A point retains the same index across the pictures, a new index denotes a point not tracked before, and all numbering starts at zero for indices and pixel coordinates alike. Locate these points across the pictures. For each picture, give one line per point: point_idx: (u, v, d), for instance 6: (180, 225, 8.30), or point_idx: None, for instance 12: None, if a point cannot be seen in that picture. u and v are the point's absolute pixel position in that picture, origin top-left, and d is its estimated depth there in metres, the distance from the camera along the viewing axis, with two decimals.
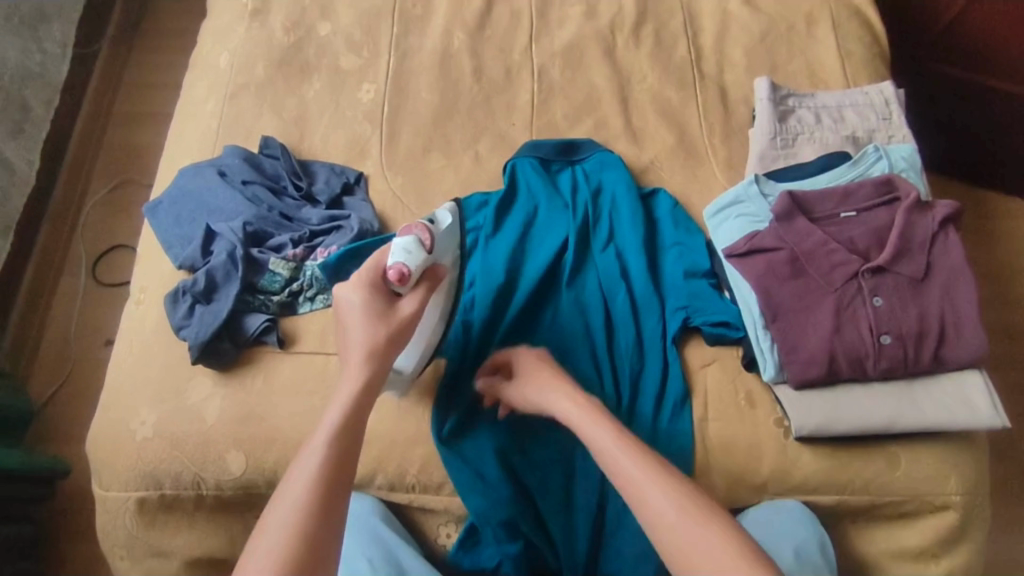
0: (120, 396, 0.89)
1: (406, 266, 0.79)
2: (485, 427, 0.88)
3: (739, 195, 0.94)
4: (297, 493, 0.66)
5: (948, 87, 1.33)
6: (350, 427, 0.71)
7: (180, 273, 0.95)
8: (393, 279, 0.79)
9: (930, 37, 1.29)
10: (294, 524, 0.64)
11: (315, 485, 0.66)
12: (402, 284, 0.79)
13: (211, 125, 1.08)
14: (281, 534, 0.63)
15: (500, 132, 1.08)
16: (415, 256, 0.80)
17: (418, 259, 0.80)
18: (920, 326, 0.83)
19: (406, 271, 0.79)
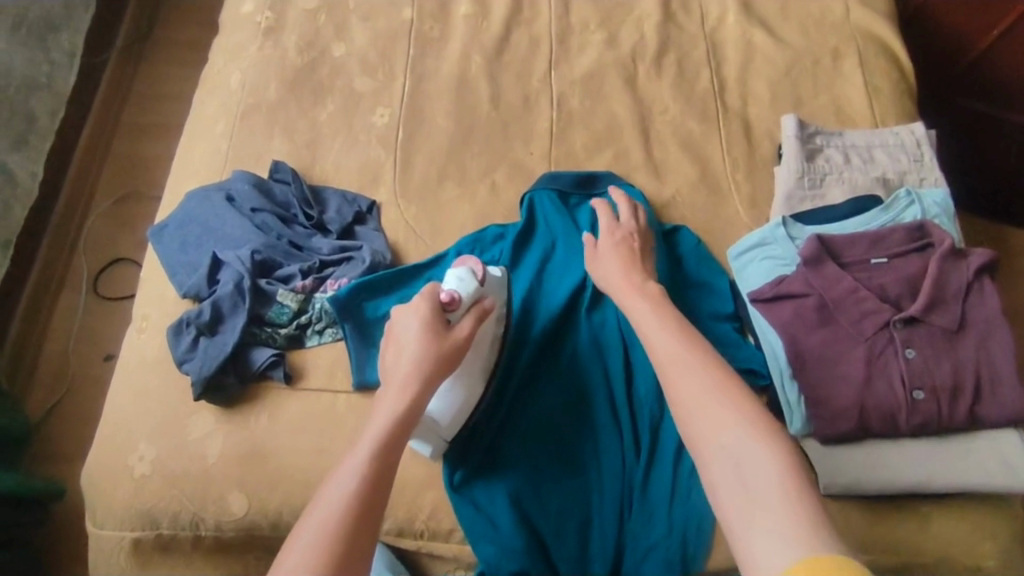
0: (118, 430, 0.86)
1: (458, 294, 0.82)
2: (499, 472, 0.84)
3: (766, 237, 0.91)
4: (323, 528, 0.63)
5: (975, 123, 1.31)
6: (381, 462, 0.69)
7: (185, 301, 0.91)
8: (445, 302, 0.81)
9: (959, 68, 1.27)
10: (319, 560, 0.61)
11: (342, 521, 0.64)
12: (453, 309, 0.81)
13: (220, 147, 1.05)
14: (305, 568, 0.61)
15: (517, 161, 1.05)
16: (467, 285, 0.83)
17: (470, 288, 0.83)
18: (954, 381, 0.80)
19: (456, 297, 0.81)
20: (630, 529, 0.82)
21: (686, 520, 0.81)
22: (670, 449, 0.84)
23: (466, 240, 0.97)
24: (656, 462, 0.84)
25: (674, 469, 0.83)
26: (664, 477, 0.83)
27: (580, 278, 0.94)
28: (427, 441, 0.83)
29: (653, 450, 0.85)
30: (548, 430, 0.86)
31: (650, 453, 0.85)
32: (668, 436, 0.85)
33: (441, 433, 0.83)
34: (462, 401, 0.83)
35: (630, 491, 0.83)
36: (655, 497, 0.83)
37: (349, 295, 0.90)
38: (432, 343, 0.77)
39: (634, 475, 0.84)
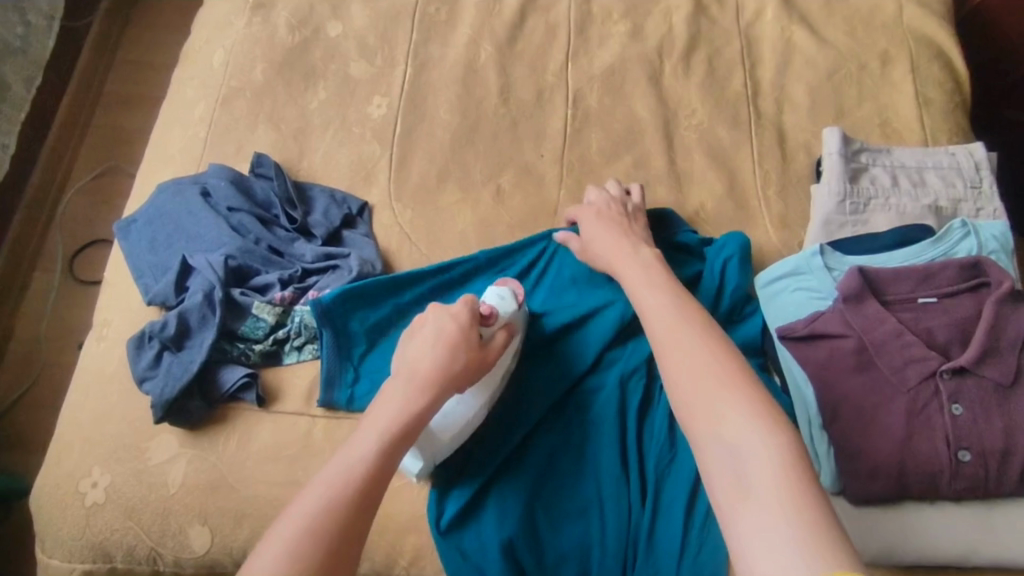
0: (72, 450, 0.77)
1: (497, 310, 0.78)
2: (490, 513, 0.75)
3: (800, 266, 0.82)
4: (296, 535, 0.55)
5: None
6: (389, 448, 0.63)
7: (151, 309, 0.82)
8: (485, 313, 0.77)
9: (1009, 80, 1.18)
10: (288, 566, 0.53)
11: (333, 515, 0.57)
12: (490, 323, 0.77)
13: (198, 134, 0.95)
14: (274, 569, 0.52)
15: (526, 164, 0.95)
16: (508, 305, 0.79)
17: (510, 309, 0.79)
18: (1006, 443, 0.70)
19: (495, 313, 0.77)
20: None
21: None
22: (681, 498, 0.75)
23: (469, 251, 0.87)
24: (665, 512, 0.75)
25: (686, 522, 0.74)
26: (672, 528, 0.73)
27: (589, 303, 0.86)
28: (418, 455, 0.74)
29: (662, 498, 0.75)
30: (546, 469, 0.78)
31: (656, 501, 0.75)
32: (678, 484, 0.76)
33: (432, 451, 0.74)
34: (469, 423, 0.75)
35: (633, 543, 0.74)
36: (661, 554, 0.73)
37: (336, 299, 0.80)
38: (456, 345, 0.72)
39: (638, 524, 0.75)
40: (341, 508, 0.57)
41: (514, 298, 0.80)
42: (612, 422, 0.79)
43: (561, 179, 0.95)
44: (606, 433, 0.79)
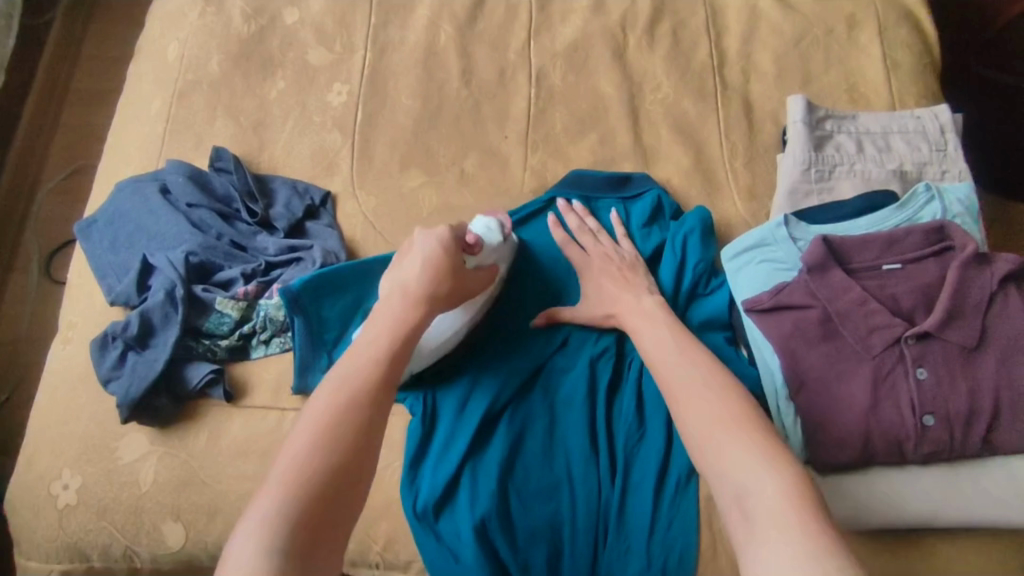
0: (42, 453, 0.77)
1: (482, 239, 0.81)
2: (464, 495, 0.76)
3: (765, 238, 0.81)
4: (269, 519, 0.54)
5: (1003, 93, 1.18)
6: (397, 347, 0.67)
7: (115, 309, 0.82)
8: (470, 242, 0.79)
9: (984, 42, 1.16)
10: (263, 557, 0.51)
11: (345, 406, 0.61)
12: (474, 251, 0.79)
13: (156, 130, 0.94)
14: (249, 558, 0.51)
15: (490, 146, 0.94)
16: (494, 235, 0.82)
17: (495, 239, 0.82)
18: (970, 406, 0.71)
19: (481, 242, 0.80)
20: (604, 562, 0.74)
21: (666, 551, 0.74)
22: (650, 474, 0.76)
23: None
24: (634, 488, 0.76)
25: (655, 497, 0.75)
26: (641, 504, 0.75)
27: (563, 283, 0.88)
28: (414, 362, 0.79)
29: (631, 475, 0.77)
30: (517, 450, 0.78)
31: (626, 478, 0.76)
32: (646, 462, 0.77)
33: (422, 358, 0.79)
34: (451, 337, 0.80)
35: (605, 520, 0.75)
36: (633, 528, 0.74)
37: (303, 288, 0.79)
38: (441, 272, 0.73)
39: (608, 501, 0.75)
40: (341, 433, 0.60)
41: (501, 229, 0.83)
42: (580, 402, 0.80)
43: (527, 160, 0.94)
44: (574, 414, 0.79)
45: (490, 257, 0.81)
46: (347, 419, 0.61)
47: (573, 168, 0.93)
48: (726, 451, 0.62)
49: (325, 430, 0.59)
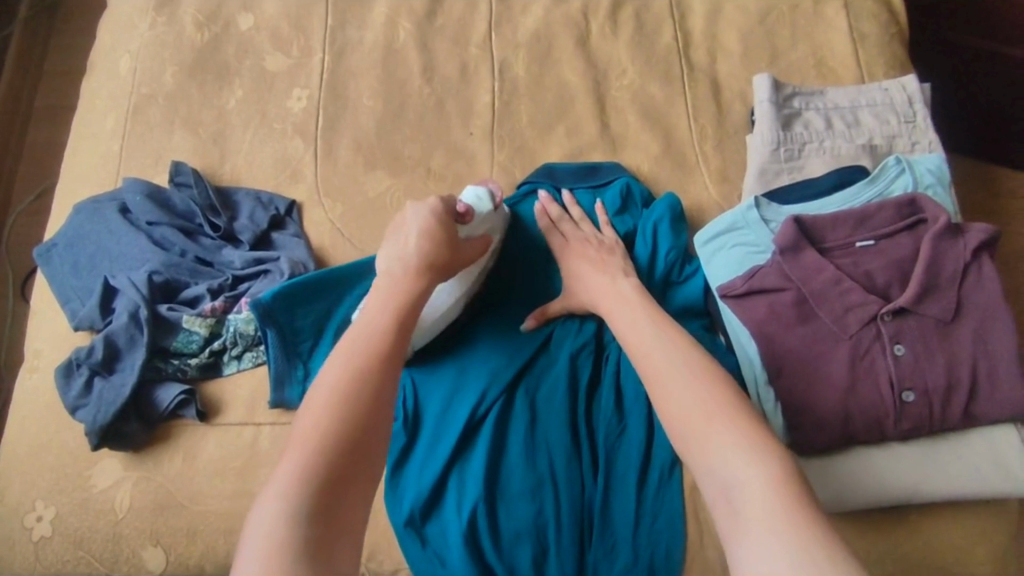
0: (14, 484, 0.76)
1: (473, 209, 0.80)
2: (449, 499, 0.75)
3: (736, 221, 0.79)
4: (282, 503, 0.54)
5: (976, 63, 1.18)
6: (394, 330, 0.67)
7: (80, 334, 0.80)
8: (461, 212, 0.79)
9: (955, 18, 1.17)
10: (277, 543, 0.52)
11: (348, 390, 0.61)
12: (466, 220, 0.79)
13: (112, 148, 0.92)
14: (264, 543, 0.52)
15: (456, 143, 0.92)
16: (484, 204, 0.81)
17: (487, 208, 0.81)
18: (948, 379, 0.71)
19: (472, 210, 0.79)
20: (591, 559, 0.73)
21: (652, 545, 0.74)
22: (633, 468, 0.76)
23: None
24: (617, 483, 0.76)
25: (638, 492, 0.75)
26: (624, 499, 0.75)
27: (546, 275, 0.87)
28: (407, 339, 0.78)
29: (614, 470, 0.76)
30: (501, 451, 0.77)
31: (608, 473, 0.76)
32: (628, 456, 0.76)
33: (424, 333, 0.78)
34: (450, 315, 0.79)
35: (590, 516, 0.75)
36: (617, 522, 0.74)
37: (274, 300, 0.78)
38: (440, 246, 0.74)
39: (592, 497, 0.75)
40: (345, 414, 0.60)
41: (491, 198, 0.82)
42: (560, 400, 0.79)
43: (494, 156, 0.92)
44: (554, 411, 0.78)
45: (483, 225, 0.81)
46: (352, 404, 0.60)
47: (540, 163, 0.92)
48: (702, 442, 0.61)
49: (333, 412, 0.60)
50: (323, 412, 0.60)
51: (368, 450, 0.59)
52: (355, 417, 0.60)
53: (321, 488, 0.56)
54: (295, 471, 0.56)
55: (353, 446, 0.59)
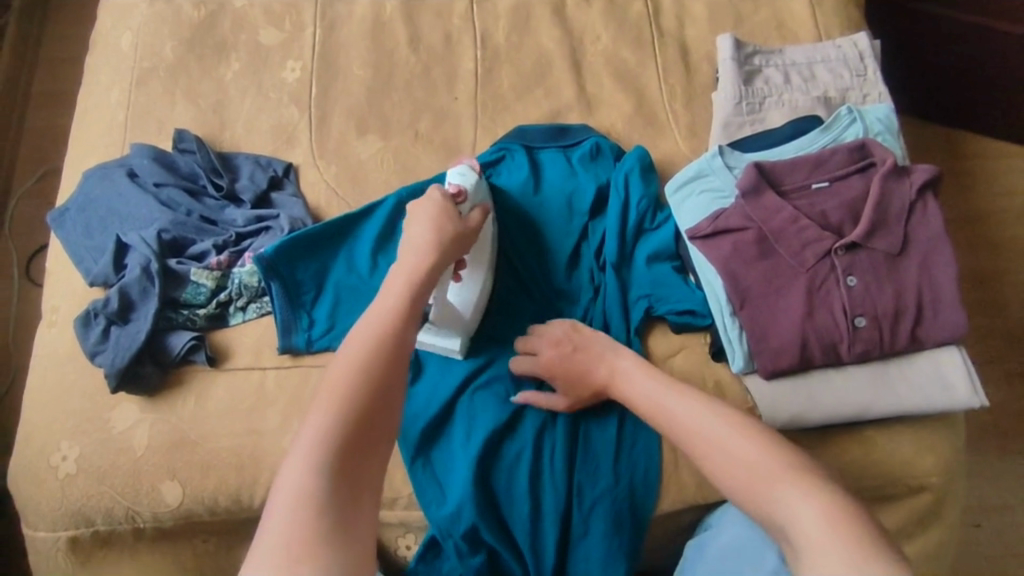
0: (40, 429, 0.82)
1: (464, 187, 0.82)
2: (456, 431, 0.83)
3: (702, 169, 0.86)
4: (309, 465, 0.57)
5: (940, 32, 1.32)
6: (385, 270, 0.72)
7: (94, 289, 0.86)
8: (455, 195, 0.81)
9: None
10: (306, 503, 0.55)
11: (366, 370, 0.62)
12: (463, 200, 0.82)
13: (118, 120, 0.97)
14: (292, 502, 0.55)
15: (442, 108, 0.98)
16: (470, 177, 0.83)
17: (473, 181, 0.83)
18: (896, 305, 0.78)
19: (463, 189, 0.82)
20: (577, 480, 0.81)
21: (631, 467, 0.82)
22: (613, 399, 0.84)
23: (406, 190, 0.89)
24: (601, 412, 0.84)
25: (619, 419, 0.83)
26: (606, 426, 0.83)
27: (526, 228, 0.90)
28: (451, 334, 0.83)
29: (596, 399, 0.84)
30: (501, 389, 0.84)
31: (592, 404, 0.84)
32: None
33: (464, 322, 0.83)
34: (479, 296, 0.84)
35: (576, 443, 0.82)
36: (600, 447, 0.82)
37: (276, 254, 0.84)
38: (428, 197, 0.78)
39: (579, 426, 0.83)
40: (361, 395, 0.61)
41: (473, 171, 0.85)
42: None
43: (477, 119, 0.98)
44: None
45: (478, 199, 0.84)
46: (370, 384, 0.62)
47: (516, 124, 0.97)
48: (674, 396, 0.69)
49: (355, 378, 0.62)
50: (347, 378, 0.61)
51: (386, 422, 0.62)
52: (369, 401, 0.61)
53: (347, 454, 0.59)
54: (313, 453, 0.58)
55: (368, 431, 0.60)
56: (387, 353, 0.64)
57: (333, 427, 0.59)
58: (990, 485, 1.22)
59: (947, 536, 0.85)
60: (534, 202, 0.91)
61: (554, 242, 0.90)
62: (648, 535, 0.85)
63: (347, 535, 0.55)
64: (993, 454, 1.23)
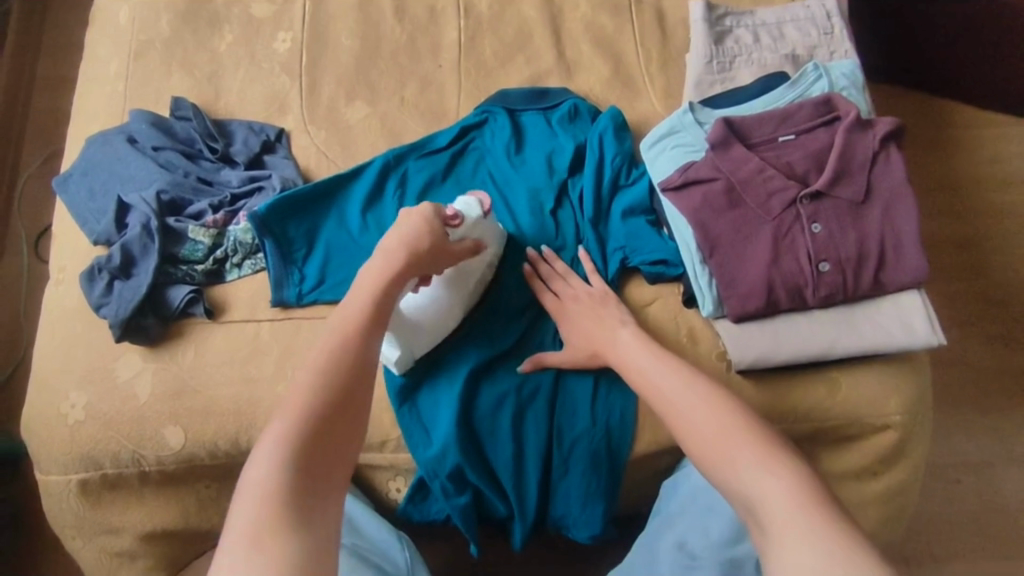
0: (51, 378, 0.87)
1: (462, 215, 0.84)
2: (443, 379, 0.86)
3: (674, 125, 0.90)
4: (274, 457, 0.60)
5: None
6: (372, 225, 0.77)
7: (98, 248, 0.91)
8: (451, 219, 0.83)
9: None
10: (268, 493, 0.58)
11: (334, 361, 0.67)
12: (455, 226, 0.83)
13: (118, 90, 1.01)
14: (254, 498, 0.57)
15: (427, 74, 1.02)
16: (472, 210, 0.86)
17: (476, 213, 0.86)
18: (859, 251, 0.81)
19: (461, 217, 0.84)
20: (557, 424, 0.85)
21: (608, 411, 0.85)
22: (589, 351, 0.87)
23: (394, 152, 0.94)
24: None
25: None
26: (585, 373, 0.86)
27: (507, 187, 0.95)
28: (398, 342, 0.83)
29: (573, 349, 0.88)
30: (487, 339, 0.88)
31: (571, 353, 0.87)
32: None
33: (411, 335, 0.84)
34: (437, 322, 0.85)
35: (556, 390, 0.86)
36: (579, 393, 0.86)
37: (268, 212, 0.89)
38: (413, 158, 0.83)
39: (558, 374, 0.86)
40: (329, 385, 0.65)
41: (479, 207, 0.87)
42: (545, 333, 0.89)
43: (461, 84, 1.02)
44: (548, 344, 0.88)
45: (473, 232, 0.85)
46: (338, 371, 0.66)
47: (498, 88, 1.01)
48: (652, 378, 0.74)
49: (321, 384, 0.65)
50: (317, 370, 0.66)
51: (353, 408, 0.66)
52: (336, 390, 0.65)
53: (310, 445, 0.62)
54: (278, 441, 0.61)
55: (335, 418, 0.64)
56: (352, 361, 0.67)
57: (305, 407, 0.64)
58: (969, 442, 1.25)
59: (911, 475, 0.88)
60: (515, 161, 0.95)
61: (534, 199, 0.93)
62: (627, 477, 0.89)
63: (309, 510, 0.58)
64: (972, 411, 1.26)
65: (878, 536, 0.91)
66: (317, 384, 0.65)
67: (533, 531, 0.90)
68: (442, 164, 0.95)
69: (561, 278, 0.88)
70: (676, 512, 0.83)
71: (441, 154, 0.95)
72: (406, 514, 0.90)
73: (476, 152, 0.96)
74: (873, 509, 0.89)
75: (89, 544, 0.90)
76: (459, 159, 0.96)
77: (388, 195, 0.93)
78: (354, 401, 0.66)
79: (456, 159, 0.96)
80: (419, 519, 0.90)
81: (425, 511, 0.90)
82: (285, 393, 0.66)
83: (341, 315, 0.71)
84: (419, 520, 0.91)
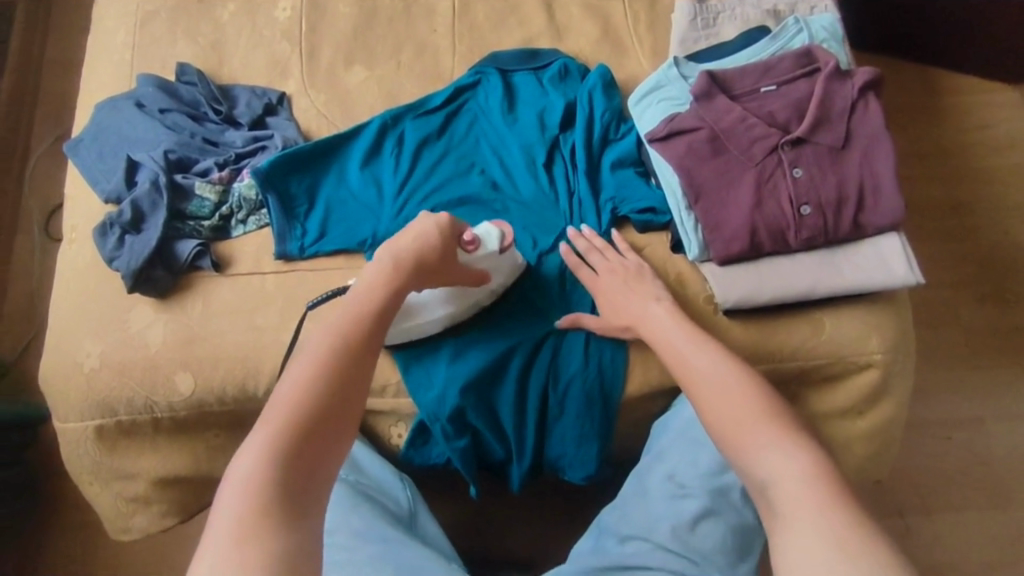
0: (66, 331, 0.91)
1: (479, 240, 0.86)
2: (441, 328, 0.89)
3: (660, 80, 0.93)
4: (261, 456, 0.61)
5: None
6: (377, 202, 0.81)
7: (109, 207, 0.95)
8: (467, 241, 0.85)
9: None
10: (253, 492, 0.59)
11: (324, 362, 0.69)
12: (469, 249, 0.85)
13: (125, 58, 1.05)
14: (241, 490, 0.59)
15: (422, 39, 1.06)
16: (490, 240, 0.86)
17: (493, 246, 0.87)
18: (839, 193, 0.85)
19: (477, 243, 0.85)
20: (552, 372, 0.89)
21: (602, 361, 0.88)
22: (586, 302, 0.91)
23: (391, 112, 0.98)
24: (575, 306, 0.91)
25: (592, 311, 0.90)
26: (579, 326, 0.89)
27: (501, 142, 0.98)
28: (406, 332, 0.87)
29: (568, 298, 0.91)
30: None
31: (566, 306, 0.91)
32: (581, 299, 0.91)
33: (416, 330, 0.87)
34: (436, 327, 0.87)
35: (550, 340, 0.89)
36: (574, 343, 0.89)
37: (271, 168, 0.93)
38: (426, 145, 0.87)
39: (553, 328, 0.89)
40: (319, 386, 0.67)
41: (500, 239, 0.87)
42: (555, 285, 0.92)
43: (455, 48, 1.05)
44: (576, 302, 0.91)
45: (484, 262, 0.86)
46: (331, 373, 0.69)
47: (491, 51, 1.05)
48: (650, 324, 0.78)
49: (312, 379, 0.68)
50: (308, 372, 0.68)
51: (342, 411, 0.67)
52: (325, 391, 0.67)
53: (298, 445, 0.63)
54: (267, 442, 0.63)
55: (322, 418, 0.66)
56: (343, 358, 0.70)
57: (295, 407, 0.65)
58: (960, 398, 1.27)
59: (894, 413, 0.92)
60: (507, 117, 0.99)
61: (526, 154, 0.97)
62: (621, 419, 0.93)
63: (296, 509, 0.59)
64: (962, 369, 1.29)
65: (862, 474, 0.95)
66: (306, 385, 0.67)
67: (530, 473, 0.93)
68: (437, 122, 0.98)
69: (599, 252, 0.89)
70: (666, 447, 0.86)
71: (436, 113, 0.99)
72: (408, 457, 0.94)
73: (471, 110, 1.00)
74: (857, 445, 0.92)
75: (107, 490, 0.94)
76: (453, 118, 0.99)
77: (385, 152, 0.97)
78: (343, 404, 0.68)
79: (451, 117, 0.99)
80: (419, 462, 0.95)
81: (425, 455, 0.94)
82: (274, 394, 0.68)
83: (333, 320, 0.74)
84: (420, 464, 0.95)
